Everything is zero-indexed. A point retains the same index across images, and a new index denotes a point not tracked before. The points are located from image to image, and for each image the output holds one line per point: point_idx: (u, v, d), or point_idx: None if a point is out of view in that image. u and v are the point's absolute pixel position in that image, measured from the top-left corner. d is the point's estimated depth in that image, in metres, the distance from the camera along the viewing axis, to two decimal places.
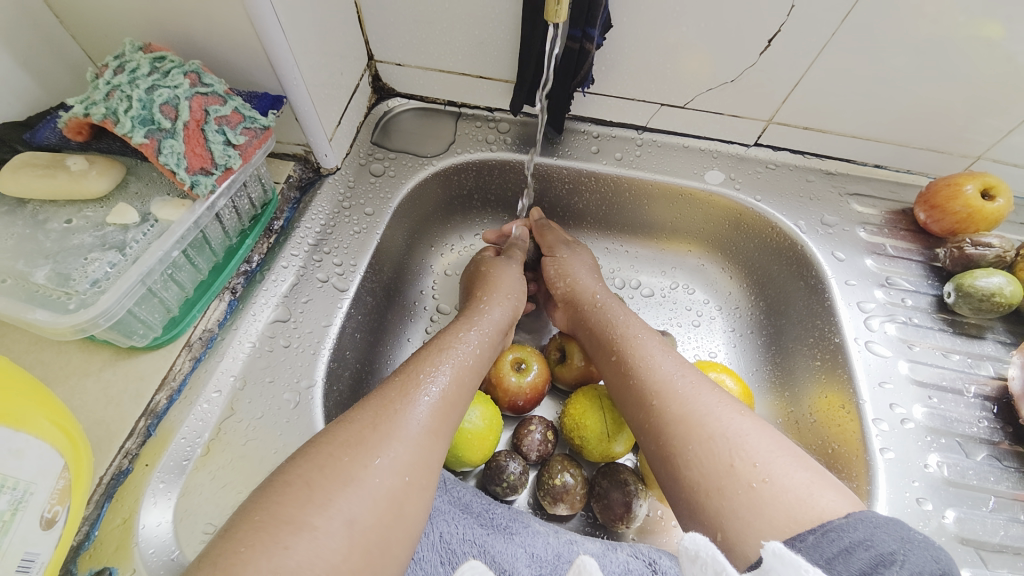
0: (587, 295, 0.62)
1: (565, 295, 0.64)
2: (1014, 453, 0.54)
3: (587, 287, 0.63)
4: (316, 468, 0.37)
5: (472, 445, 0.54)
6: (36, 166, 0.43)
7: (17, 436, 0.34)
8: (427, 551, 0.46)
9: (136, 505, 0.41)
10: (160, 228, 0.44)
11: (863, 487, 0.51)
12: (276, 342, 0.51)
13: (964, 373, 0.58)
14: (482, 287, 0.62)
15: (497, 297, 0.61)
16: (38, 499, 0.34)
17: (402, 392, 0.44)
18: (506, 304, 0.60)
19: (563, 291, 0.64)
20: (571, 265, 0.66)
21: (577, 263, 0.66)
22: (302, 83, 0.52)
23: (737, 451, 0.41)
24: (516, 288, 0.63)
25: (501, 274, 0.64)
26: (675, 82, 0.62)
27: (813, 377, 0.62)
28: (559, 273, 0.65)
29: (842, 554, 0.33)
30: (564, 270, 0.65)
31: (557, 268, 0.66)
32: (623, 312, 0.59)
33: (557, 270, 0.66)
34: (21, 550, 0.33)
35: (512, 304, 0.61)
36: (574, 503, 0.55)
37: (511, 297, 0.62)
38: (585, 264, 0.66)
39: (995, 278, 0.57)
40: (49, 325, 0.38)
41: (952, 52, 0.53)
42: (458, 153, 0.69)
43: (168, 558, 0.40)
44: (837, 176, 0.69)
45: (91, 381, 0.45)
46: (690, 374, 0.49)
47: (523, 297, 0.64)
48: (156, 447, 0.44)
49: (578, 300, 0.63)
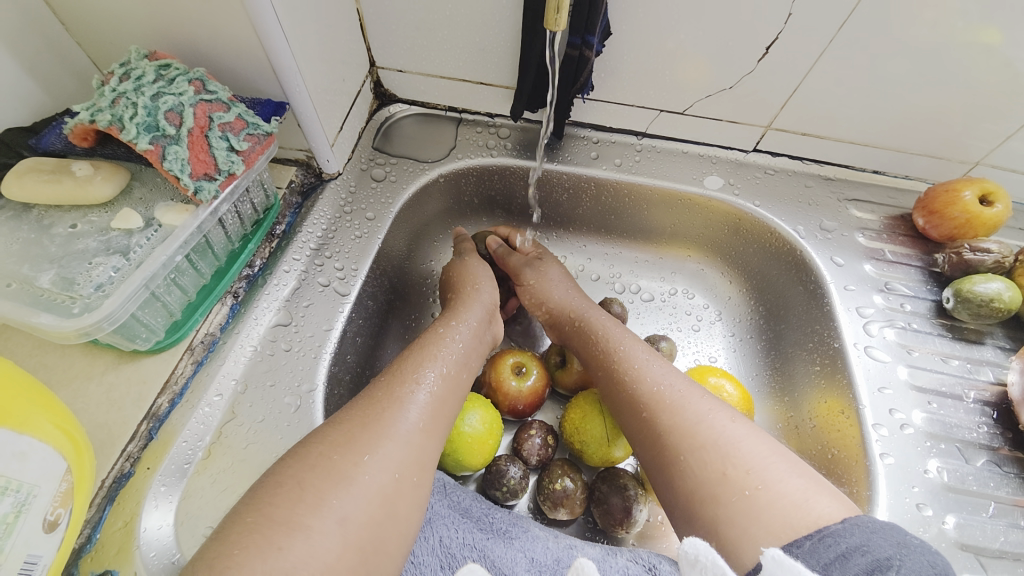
0: (567, 315, 0.62)
1: (547, 320, 0.64)
2: (1015, 458, 0.54)
3: (563, 305, 0.63)
4: (310, 469, 0.37)
5: (472, 450, 0.54)
6: (42, 173, 0.43)
7: (19, 439, 0.34)
8: (426, 555, 0.46)
9: (138, 508, 0.42)
10: (163, 233, 0.45)
11: (863, 493, 0.51)
12: (277, 345, 0.52)
13: (963, 379, 0.58)
14: (454, 294, 0.61)
15: (471, 289, 0.61)
16: (40, 502, 0.34)
17: (389, 391, 0.44)
18: (480, 295, 0.60)
19: (544, 314, 0.64)
20: (547, 281, 0.65)
21: (557, 277, 0.66)
22: (305, 90, 0.52)
23: (729, 459, 0.41)
24: (489, 283, 0.63)
25: (472, 269, 0.64)
26: (674, 89, 0.63)
27: (813, 382, 0.62)
28: (534, 300, 0.65)
29: (838, 560, 0.33)
30: (539, 297, 0.65)
31: (533, 290, 0.65)
32: (603, 322, 0.59)
33: (532, 298, 0.65)
34: (24, 552, 0.33)
35: (486, 292, 0.61)
36: (573, 507, 0.56)
37: (486, 289, 0.62)
38: (558, 279, 0.66)
39: (994, 283, 0.57)
40: (52, 329, 0.38)
41: (950, 57, 0.54)
42: (459, 158, 0.69)
43: (169, 561, 0.40)
44: (836, 182, 0.69)
45: (93, 385, 0.45)
46: (679, 382, 0.49)
47: (495, 287, 0.63)
48: (157, 451, 0.44)
49: (560, 320, 0.63)
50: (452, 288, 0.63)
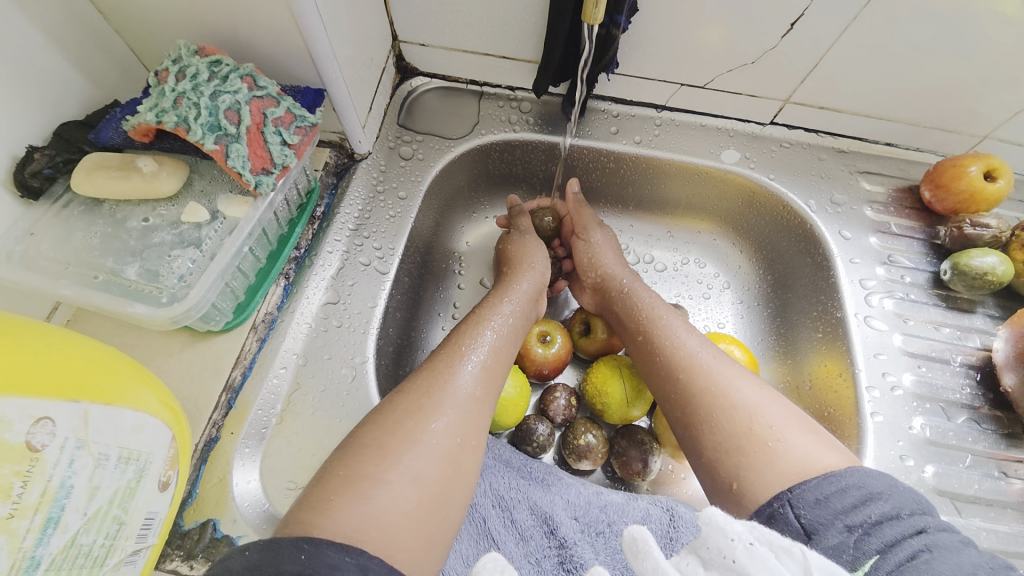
0: (616, 283, 0.65)
1: (596, 283, 0.68)
2: (992, 417, 0.60)
3: (615, 274, 0.66)
4: (387, 433, 0.43)
5: (505, 410, 0.61)
6: (110, 169, 0.46)
7: (134, 415, 0.39)
8: (481, 498, 0.54)
9: (228, 466, 0.48)
10: (229, 224, 0.48)
11: (853, 445, 0.58)
12: (330, 322, 0.57)
13: (953, 345, 0.63)
14: (508, 266, 0.66)
15: (524, 268, 0.65)
16: (154, 468, 0.40)
17: (449, 362, 0.50)
18: (532, 274, 0.64)
19: (594, 279, 0.68)
20: (598, 250, 0.69)
21: (607, 248, 0.69)
22: (341, 76, 0.54)
23: (756, 417, 0.47)
24: (541, 261, 0.66)
25: (528, 247, 0.67)
26: (696, 63, 0.64)
27: (813, 347, 0.68)
28: (588, 261, 0.69)
29: (838, 492, 0.40)
30: (596, 259, 0.68)
31: (589, 255, 0.69)
32: (647, 293, 0.63)
33: (587, 257, 0.69)
34: (144, 511, 0.40)
35: (540, 271, 0.65)
36: (596, 459, 0.62)
37: (536, 268, 0.65)
38: (613, 250, 0.69)
39: (990, 258, 0.61)
40: (147, 317, 0.43)
41: (972, 27, 0.54)
42: (482, 134, 0.71)
43: (261, 509, 0.47)
44: (848, 154, 0.72)
45: (173, 361, 0.50)
46: (711, 351, 0.54)
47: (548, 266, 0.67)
48: (237, 418, 0.50)
49: (607, 286, 0.66)
50: (507, 263, 0.67)
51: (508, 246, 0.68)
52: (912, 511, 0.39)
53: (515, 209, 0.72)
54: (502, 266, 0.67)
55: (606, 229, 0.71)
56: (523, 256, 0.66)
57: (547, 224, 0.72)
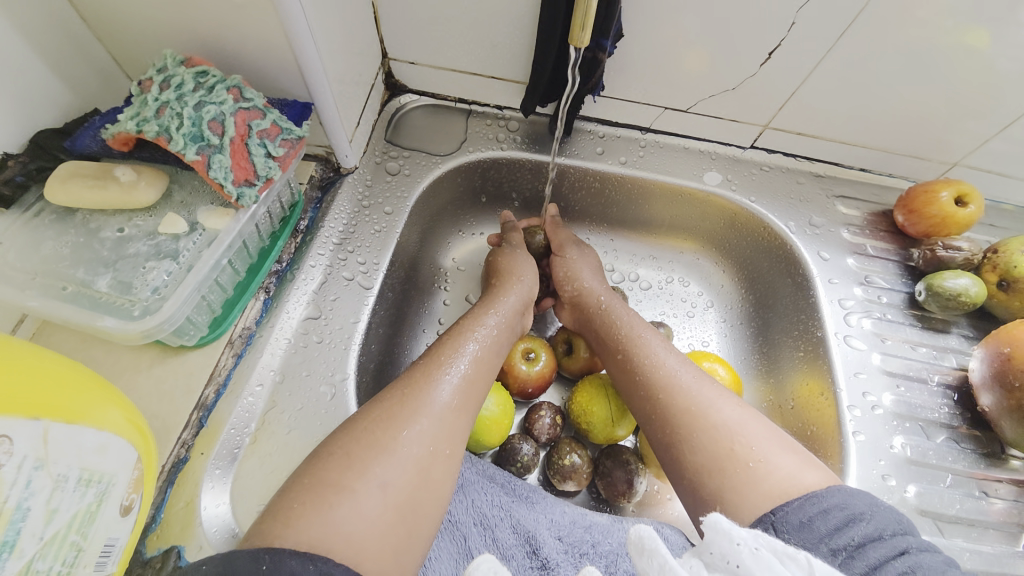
0: (594, 297, 0.66)
1: (573, 299, 0.68)
2: (971, 436, 0.61)
3: (593, 291, 0.66)
4: (354, 441, 0.42)
5: (489, 429, 0.60)
6: (85, 177, 0.44)
7: (99, 434, 0.37)
8: (461, 514, 0.52)
9: (196, 489, 0.46)
10: (208, 236, 0.47)
11: (836, 465, 0.58)
12: (310, 337, 0.55)
13: (929, 364, 0.65)
14: (497, 278, 0.65)
15: (511, 280, 0.64)
16: (116, 490, 0.38)
17: (426, 372, 0.48)
18: (520, 287, 0.64)
19: (571, 294, 0.68)
20: (577, 267, 0.69)
21: (585, 265, 0.69)
22: (329, 91, 0.54)
23: (737, 437, 0.47)
24: (528, 275, 0.66)
25: (516, 261, 0.67)
26: (679, 88, 0.66)
27: (795, 366, 0.69)
28: (566, 277, 0.69)
29: (821, 513, 0.40)
30: (572, 274, 0.68)
31: (565, 270, 0.69)
32: (626, 311, 0.63)
33: (566, 273, 0.69)
34: (104, 537, 0.37)
35: (528, 284, 0.65)
36: (580, 480, 0.61)
37: (524, 280, 0.65)
38: (591, 267, 0.70)
39: (962, 279, 0.63)
40: (118, 331, 0.41)
41: (939, 60, 0.57)
42: (470, 151, 0.72)
43: (230, 535, 0.45)
44: (825, 178, 0.74)
45: (143, 377, 0.48)
46: (692, 371, 0.54)
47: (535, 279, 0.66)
48: (208, 437, 0.48)
49: (585, 303, 0.66)
50: (494, 275, 0.66)
51: (495, 258, 0.68)
52: (894, 531, 0.39)
53: (509, 225, 0.73)
54: (489, 279, 0.67)
55: (587, 247, 0.72)
56: (510, 268, 0.66)
57: (537, 241, 0.72)
